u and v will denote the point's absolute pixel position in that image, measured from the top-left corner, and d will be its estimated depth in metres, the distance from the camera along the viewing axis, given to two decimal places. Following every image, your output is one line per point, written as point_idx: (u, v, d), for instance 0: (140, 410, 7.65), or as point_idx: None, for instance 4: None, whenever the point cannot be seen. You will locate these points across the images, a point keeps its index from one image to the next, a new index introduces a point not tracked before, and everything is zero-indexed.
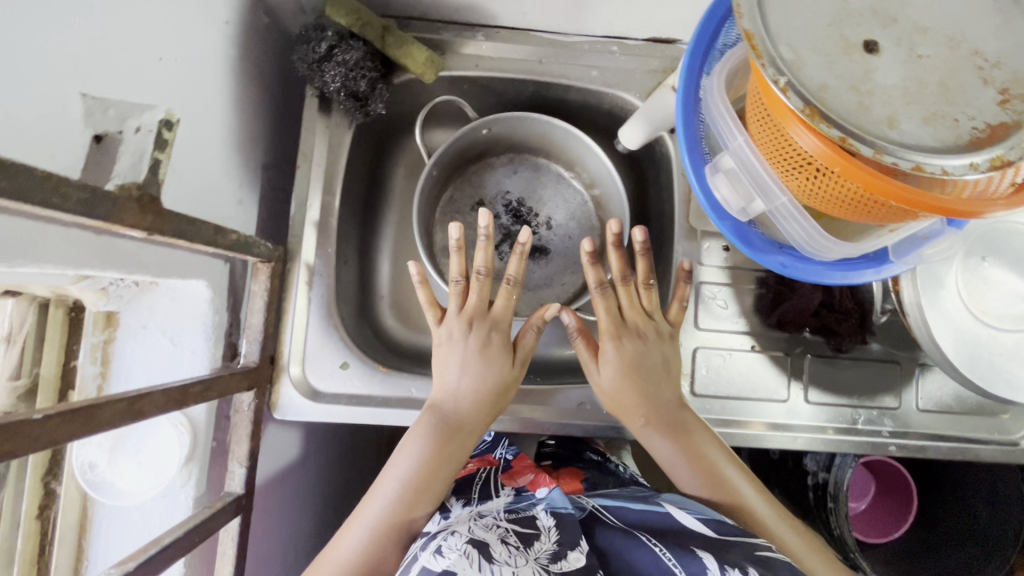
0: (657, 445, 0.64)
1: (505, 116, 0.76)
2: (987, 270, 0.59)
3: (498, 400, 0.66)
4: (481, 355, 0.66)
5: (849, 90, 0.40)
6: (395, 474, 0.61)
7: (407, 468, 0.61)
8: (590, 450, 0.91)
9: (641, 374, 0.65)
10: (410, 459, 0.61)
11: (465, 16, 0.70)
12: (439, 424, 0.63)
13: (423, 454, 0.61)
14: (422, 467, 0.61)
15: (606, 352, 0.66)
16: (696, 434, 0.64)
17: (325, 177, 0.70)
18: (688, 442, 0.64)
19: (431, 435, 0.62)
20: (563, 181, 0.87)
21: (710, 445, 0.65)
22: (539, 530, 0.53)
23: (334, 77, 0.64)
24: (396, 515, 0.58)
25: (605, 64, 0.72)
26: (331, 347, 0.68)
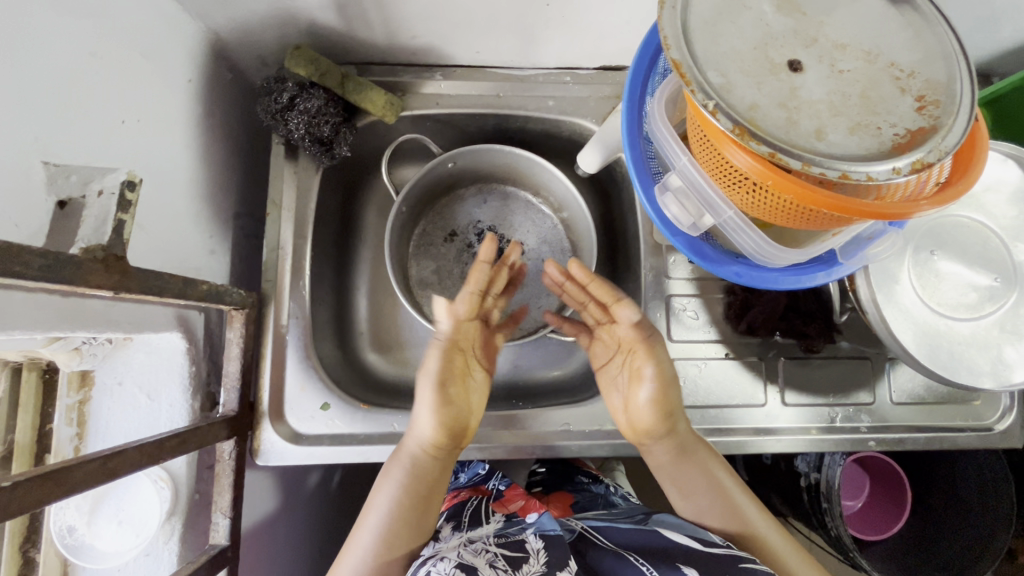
0: (669, 470, 0.65)
1: (468, 149, 0.78)
2: (937, 264, 0.62)
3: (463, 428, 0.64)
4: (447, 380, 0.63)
5: (777, 107, 0.43)
6: (377, 515, 0.60)
7: (384, 505, 0.60)
8: (580, 473, 0.92)
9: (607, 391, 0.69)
10: (388, 494, 0.61)
11: (421, 58, 0.73)
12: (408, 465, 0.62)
13: (397, 495, 0.61)
14: (400, 502, 0.60)
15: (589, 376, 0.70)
16: (706, 456, 0.65)
17: (295, 221, 0.71)
18: (698, 465, 0.65)
19: (402, 476, 0.61)
20: (532, 207, 0.89)
21: (710, 461, 0.65)
22: (528, 553, 0.53)
23: (297, 124, 0.66)
24: (379, 559, 0.58)
25: (561, 94, 0.75)
26: (310, 389, 0.68)
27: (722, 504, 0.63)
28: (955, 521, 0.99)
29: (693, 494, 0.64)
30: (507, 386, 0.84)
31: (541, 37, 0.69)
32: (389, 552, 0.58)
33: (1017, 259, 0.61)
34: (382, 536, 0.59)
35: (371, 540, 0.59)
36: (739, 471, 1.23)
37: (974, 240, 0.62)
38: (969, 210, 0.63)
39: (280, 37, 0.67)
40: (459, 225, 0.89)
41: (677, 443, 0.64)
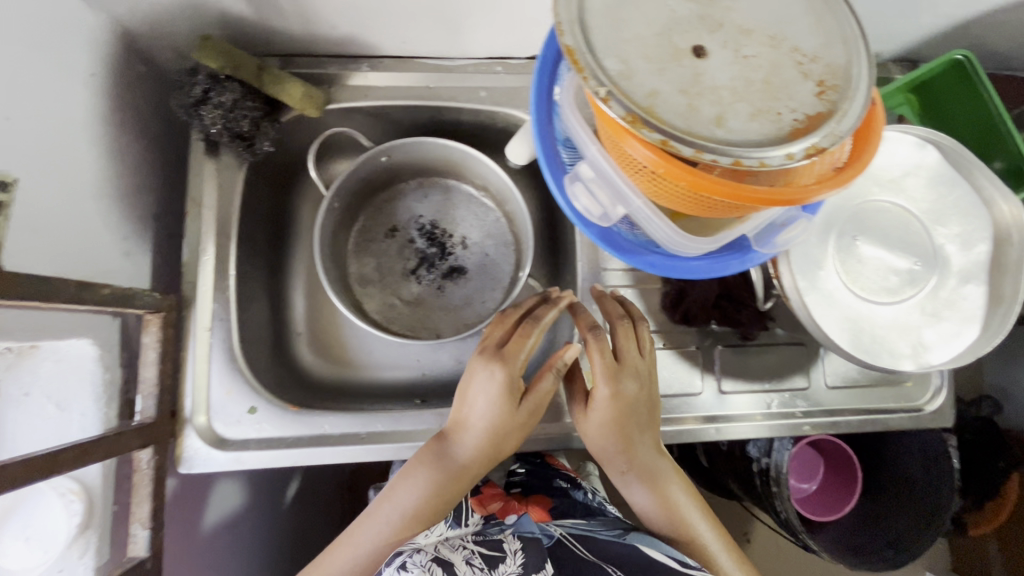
0: (635, 491, 0.67)
1: (402, 142, 0.77)
2: (860, 249, 0.62)
3: (500, 444, 0.64)
4: (491, 393, 0.62)
5: (678, 93, 0.43)
6: (396, 501, 0.63)
7: (403, 502, 0.63)
8: (559, 476, 0.91)
9: (627, 421, 0.64)
10: (411, 489, 0.63)
11: (346, 48, 0.71)
12: (437, 461, 0.64)
13: (420, 488, 0.63)
14: (420, 502, 0.63)
15: (598, 397, 0.63)
16: (665, 479, 0.67)
17: (218, 219, 0.69)
18: (657, 487, 0.67)
19: (428, 472, 0.63)
20: (475, 200, 0.88)
21: (667, 483, 0.68)
22: (503, 554, 0.56)
23: (213, 119, 0.64)
24: (390, 540, 0.62)
25: (493, 85, 0.74)
26: (237, 392, 0.66)
27: (675, 520, 0.67)
28: (899, 499, 1.02)
29: (648, 509, 0.67)
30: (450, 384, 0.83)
31: (466, 27, 0.67)
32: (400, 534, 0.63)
33: (937, 243, 0.62)
34: (395, 521, 0.63)
35: (377, 528, 0.63)
36: (698, 458, 1.24)
37: (896, 225, 0.63)
38: (891, 195, 0.63)
39: (191, 27, 0.64)
40: (399, 220, 0.88)
41: (641, 470, 0.67)
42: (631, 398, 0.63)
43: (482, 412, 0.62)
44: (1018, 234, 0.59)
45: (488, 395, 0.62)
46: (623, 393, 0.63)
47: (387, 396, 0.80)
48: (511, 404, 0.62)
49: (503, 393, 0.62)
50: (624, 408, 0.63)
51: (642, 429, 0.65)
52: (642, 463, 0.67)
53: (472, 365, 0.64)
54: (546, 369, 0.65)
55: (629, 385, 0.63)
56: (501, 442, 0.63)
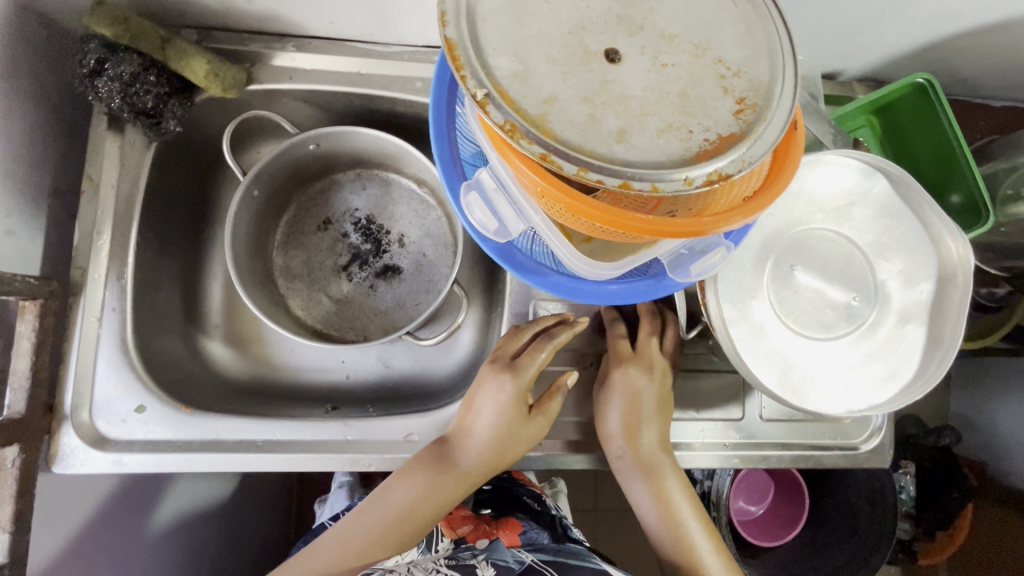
0: (633, 485, 0.65)
1: (332, 131, 0.72)
2: (798, 279, 0.58)
3: (505, 454, 0.62)
4: (501, 402, 0.61)
5: (580, 101, 0.38)
6: (391, 496, 0.60)
7: (399, 497, 0.59)
8: (528, 496, 0.88)
9: (637, 411, 0.64)
10: (410, 482, 0.60)
11: (270, 25, 0.65)
12: (439, 459, 0.62)
13: (419, 484, 0.60)
14: (416, 499, 0.60)
15: (614, 380, 0.65)
16: (668, 479, 0.64)
17: (118, 201, 0.64)
18: (658, 487, 0.64)
19: (429, 469, 0.61)
20: (415, 196, 0.83)
21: (671, 486, 0.64)
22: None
23: (110, 93, 0.59)
24: (376, 538, 0.58)
25: (429, 76, 0.69)
26: (125, 389, 0.62)
27: (668, 523, 0.64)
28: (839, 533, 0.99)
29: (644, 506, 0.65)
30: (373, 390, 0.78)
31: (395, 13, 0.62)
32: (385, 535, 0.58)
33: (878, 278, 0.58)
34: (385, 518, 0.59)
35: (365, 524, 0.59)
36: None
37: (837, 256, 0.59)
38: (834, 224, 0.59)
39: None
40: (334, 212, 0.83)
41: (646, 464, 0.64)
42: (646, 399, 0.64)
43: (495, 421, 0.61)
44: (963, 275, 0.55)
45: (496, 403, 0.61)
46: (638, 391, 0.64)
47: (304, 399, 0.76)
48: (518, 415, 0.61)
49: (513, 404, 0.61)
50: (637, 398, 0.63)
51: (651, 422, 0.64)
52: (647, 459, 0.64)
53: (484, 373, 0.64)
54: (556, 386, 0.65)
55: (645, 387, 0.64)
56: (505, 450, 0.61)
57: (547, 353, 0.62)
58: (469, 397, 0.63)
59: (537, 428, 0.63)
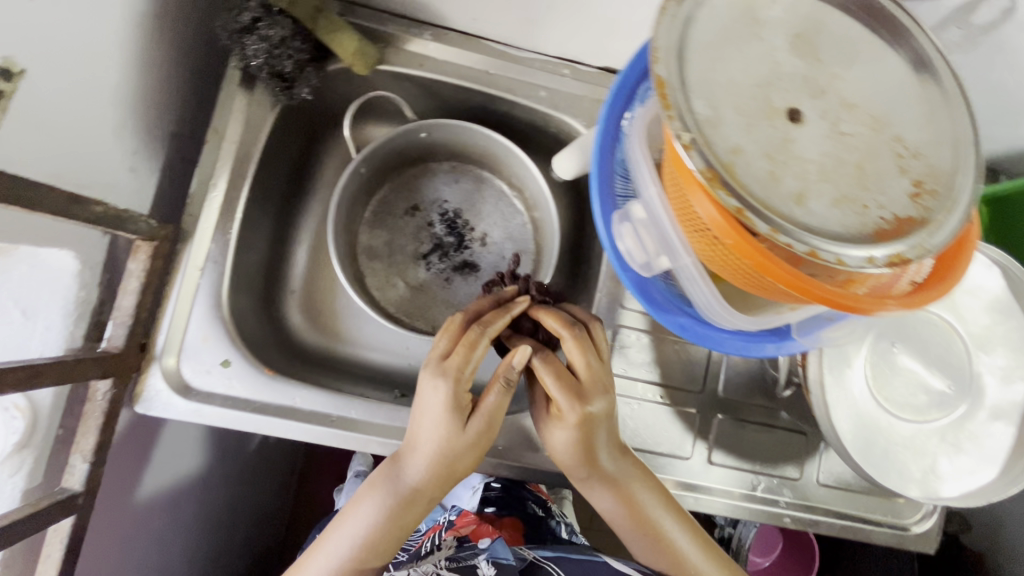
0: (601, 496, 0.63)
1: (447, 122, 0.72)
2: (896, 356, 0.58)
3: (456, 469, 0.60)
4: (437, 406, 0.57)
5: (762, 156, 0.38)
6: (349, 528, 0.60)
7: (356, 528, 0.59)
8: (533, 501, 0.91)
9: (593, 435, 0.59)
10: (366, 514, 0.60)
11: (412, 10, 0.66)
12: (393, 487, 0.60)
13: (374, 515, 0.59)
14: (375, 528, 0.59)
15: (566, 415, 0.58)
16: (636, 487, 0.63)
17: (236, 155, 0.65)
18: (627, 496, 0.62)
19: (384, 499, 0.60)
20: (505, 198, 0.84)
21: (643, 494, 0.63)
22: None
23: (255, 51, 0.59)
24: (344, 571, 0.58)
25: (555, 87, 0.69)
26: (214, 342, 0.62)
27: (646, 534, 0.63)
28: None
29: (613, 512, 0.64)
30: None
31: (541, 21, 0.62)
32: (352, 566, 0.59)
33: (976, 370, 0.58)
34: (346, 552, 0.59)
35: (329, 558, 0.59)
36: None
37: (938, 340, 0.58)
38: (940, 308, 0.59)
39: None
40: (423, 200, 0.84)
41: (610, 478, 0.62)
42: (596, 421, 0.59)
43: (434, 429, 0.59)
44: None
45: (431, 411, 0.57)
46: (586, 415, 0.57)
47: (369, 380, 0.76)
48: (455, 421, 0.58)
49: (448, 407, 0.57)
50: (587, 426, 0.58)
51: (602, 449, 0.61)
52: (610, 473, 0.62)
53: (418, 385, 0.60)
54: (496, 380, 0.59)
55: (598, 412, 0.58)
56: (452, 466, 0.58)
57: (475, 349, 0.57)
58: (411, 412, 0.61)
59: (483, 430, 0.59)
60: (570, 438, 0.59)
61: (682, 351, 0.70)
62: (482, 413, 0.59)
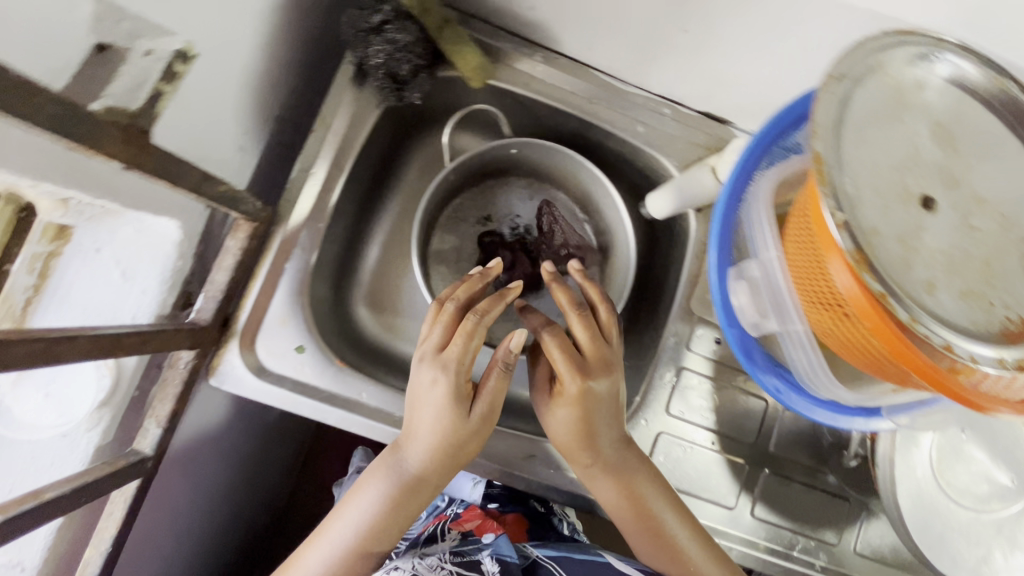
0: (602, 485, 0.64)
1: (539, 143, 0.74)
2: (961, 442, 0.59)
3: (458, 455, 0.61)
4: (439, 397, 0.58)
5: (896, 240, 0.39)
6: (352, 513, 0.61)
7: (359, 515, 0.60)
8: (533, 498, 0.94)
9: (593, 417, 0.61)
10: (369, 500, 0.61)
11: (529, 31, 0.67)
12: (394, 473, 0.61)
13: (377, 501, 0.61)
14: (377, 515, 0.60)
15: (568, 394, 0.60)
16: (638, 478, 0.63)
17: (338, 148, 0.66)
18: (629, 487, 0.63)
19: (386, 485, 0.61)
20: (576, 222, 0.85)
21: (645, 487, 0.63)
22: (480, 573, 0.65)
23: (378, 52, 0.60)
24: (347, 556, 0.60)
25: (653, 124, 0.70)
26: (291, 326, 0.63)
27: (644, 523, 0.63)
28: None
29: (614, 504, 0.64)
30: None
31: (656, 61, 0.63)
32: (356, 551, 0.60)
33: None
34: (349, 537, 0.60)
35: (332, 543, 0.60)
36: None
37: (1006, 433, 0.59)
38: None
39: None
40: (496, 212, 0.84)
41: (610, 464, 0.63)
42: (600, 401, 0.61)
43: (436, 421, 0.59)
44: None
45: (432, 402, 0.58)
46: (591, 391, 0.60)
47: None
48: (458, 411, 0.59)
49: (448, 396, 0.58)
50: (589, 407, 0.60)
51: (606, 433, 0.62)
52: (611, 459, 0.63)
53: (412, 377, 0.60)
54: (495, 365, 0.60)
55: (600, 391, 0.60)
56: (453, 453, 0.59)
57: (474, 337, 0.58)
58: (408, 406, 0.61)
59: (486, 417, 0.60)
60: (572, 419, 0.61)
61: (738, 401, 0.71)
62: (482, 396, 0.60)
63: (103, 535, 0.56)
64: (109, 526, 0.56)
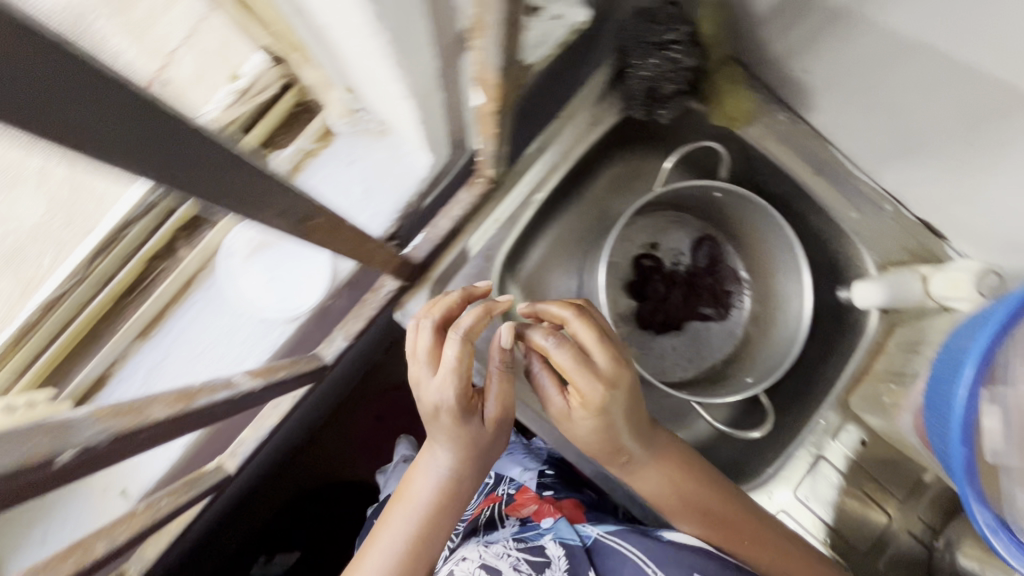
0: (642, 472, 0.62)
1: (749, 195, 0.74)
2: None
3: (487, 452, 0.59)
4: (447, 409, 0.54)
5: None
6: (397, 524, 0.57)
7: (406, 524, 0.57)
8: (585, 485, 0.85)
9: (617, 416, 0.55)
10: (413, 505, 0.58)
11: (786, 90, 0.68)
12: (432, 478, 0.58)
13: (422, 505, 0.58)
14: (423, 520, 0.57)
15: (583, 403, 0.54)
16: (676, 458, 0.62)
17: (572, 139, 0.68)
18: (670, 470, 0.62)
19: (428, 488, 0.58)
20: (736, 279, 0.85)
21: (686, 471, 0.62)
22: (549, 561, 0.64)
23: (653, 66, 0.62)
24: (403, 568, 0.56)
25: (869, 214, 0.70)
26: (479, 288, 0.66)
27: (690, 511, 0.63)
28: None
29: (656, 489, 0.63)
30: None
31: (906, 159, 0.64)
32: (409, 562, 0.56)
33: None
34: (401, 547, 0.56)
35: (385, 556, 0.56)
36: None
37: None
38: None
39: None
40: (664, 243, 0.86)
41: (647, 448, 0.61)
42: (618, 397, 0.55)
43: (452, 436, 0.56)
44: None
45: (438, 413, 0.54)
46: (612, 399, 0.54)
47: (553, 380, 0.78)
48: (468, 421, 0.55)
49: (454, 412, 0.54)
50: (609, 411, 0.54)
51: (627, 428, 0.57)
52: (645, 443, 0.61)
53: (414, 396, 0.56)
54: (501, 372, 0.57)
55: (618, 397, 0.54)
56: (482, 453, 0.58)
57: (463, 354, 0.53)
58: (423, 422, 0.58)
59: (495, 422, 0.57)
60: (591, 424, 0.56)
61: (863, 511, 0.69)
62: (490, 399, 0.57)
63: (264, 422, 0.59)
64: (272, 414, 0.60)
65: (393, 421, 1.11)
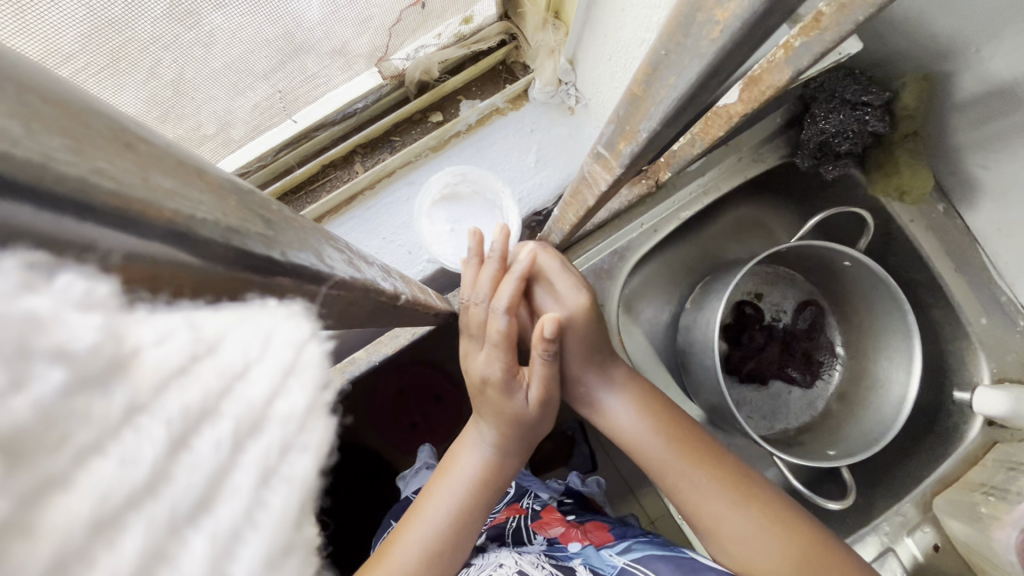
0: (619, 406, 0.56)
1: (883, 275, 0.72)
2: None
3: (532, 437, 0.54)
4: (500, 383, 0.50)
5: None
6: (440, 497, 0.51)
7: (449, 501, 0.51)
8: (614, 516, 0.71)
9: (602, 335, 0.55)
10: (459, 481, 0.52)
11: (950, 183, 0.69)
12: (479, 454, 0.53)
13: (466, 481, 0.52)
14: (468, 497, 0.51)
15: (584, 333, 0.54)
16: (651, 394, 0.57)
17: (731, 169, 0.70)
18: (639, 395, 0.56)
19: (475, 463, 0.53)
20: (830, 351, 0.84)
21: (677, 423, 0.55)
22: None
23: (840, 121, 0.63)
24: (441, 549, 0.49)
25: (999, 324, 0.69)
26: (605, 284, 0.67)
27: (639, 444, 0.54)
28: None
29: (634, 427, 0.55)
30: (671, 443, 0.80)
31: None
32: (450, 543, 0.50)
33: None
34: (442, 524, 0.50)
35: (423, 531, 0.49)
36: None
37: None
38: None
39: (907, 61, 0.64)
40: (767, 296, 0.85)
41: (631, 384, 0.57)
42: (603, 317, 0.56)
43: (498, 412, 0.51)
44: None
45: (493, 386, 0.51)
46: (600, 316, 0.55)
47: None
48: (519, 395, 0.51)
49: (511, 384, 0.50)
50: (599, 331, 0.55)
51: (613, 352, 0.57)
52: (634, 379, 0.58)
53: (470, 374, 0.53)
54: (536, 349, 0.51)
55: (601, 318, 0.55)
56: (528, 432, 0.53)
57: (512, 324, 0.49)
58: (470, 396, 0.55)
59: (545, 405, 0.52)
60: (591, 356, 0.55)
61: None
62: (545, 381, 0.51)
63: (380, 348, 0.60)
64: (389, 344, 0.61)
65: (419, 397, 0.94)
